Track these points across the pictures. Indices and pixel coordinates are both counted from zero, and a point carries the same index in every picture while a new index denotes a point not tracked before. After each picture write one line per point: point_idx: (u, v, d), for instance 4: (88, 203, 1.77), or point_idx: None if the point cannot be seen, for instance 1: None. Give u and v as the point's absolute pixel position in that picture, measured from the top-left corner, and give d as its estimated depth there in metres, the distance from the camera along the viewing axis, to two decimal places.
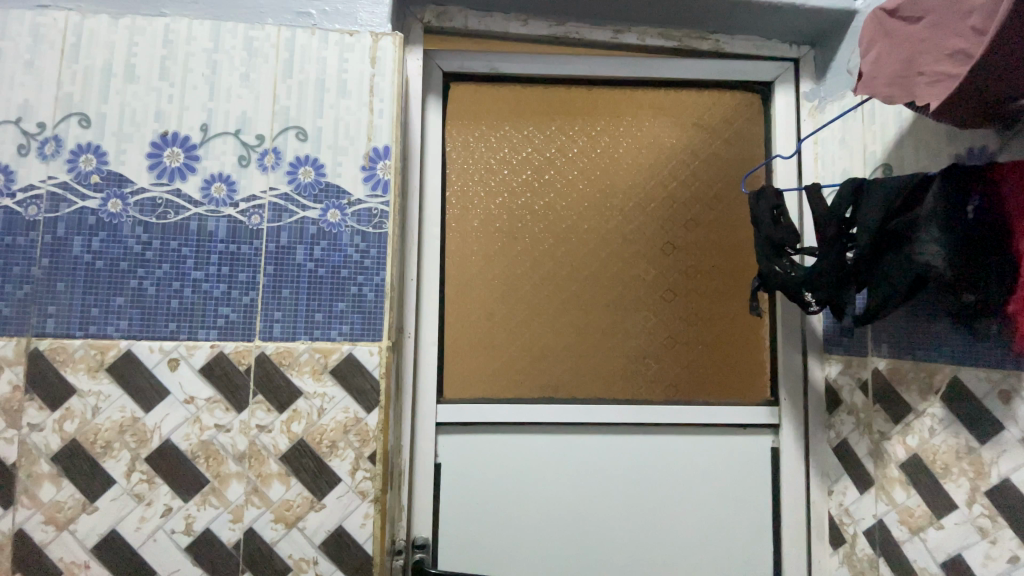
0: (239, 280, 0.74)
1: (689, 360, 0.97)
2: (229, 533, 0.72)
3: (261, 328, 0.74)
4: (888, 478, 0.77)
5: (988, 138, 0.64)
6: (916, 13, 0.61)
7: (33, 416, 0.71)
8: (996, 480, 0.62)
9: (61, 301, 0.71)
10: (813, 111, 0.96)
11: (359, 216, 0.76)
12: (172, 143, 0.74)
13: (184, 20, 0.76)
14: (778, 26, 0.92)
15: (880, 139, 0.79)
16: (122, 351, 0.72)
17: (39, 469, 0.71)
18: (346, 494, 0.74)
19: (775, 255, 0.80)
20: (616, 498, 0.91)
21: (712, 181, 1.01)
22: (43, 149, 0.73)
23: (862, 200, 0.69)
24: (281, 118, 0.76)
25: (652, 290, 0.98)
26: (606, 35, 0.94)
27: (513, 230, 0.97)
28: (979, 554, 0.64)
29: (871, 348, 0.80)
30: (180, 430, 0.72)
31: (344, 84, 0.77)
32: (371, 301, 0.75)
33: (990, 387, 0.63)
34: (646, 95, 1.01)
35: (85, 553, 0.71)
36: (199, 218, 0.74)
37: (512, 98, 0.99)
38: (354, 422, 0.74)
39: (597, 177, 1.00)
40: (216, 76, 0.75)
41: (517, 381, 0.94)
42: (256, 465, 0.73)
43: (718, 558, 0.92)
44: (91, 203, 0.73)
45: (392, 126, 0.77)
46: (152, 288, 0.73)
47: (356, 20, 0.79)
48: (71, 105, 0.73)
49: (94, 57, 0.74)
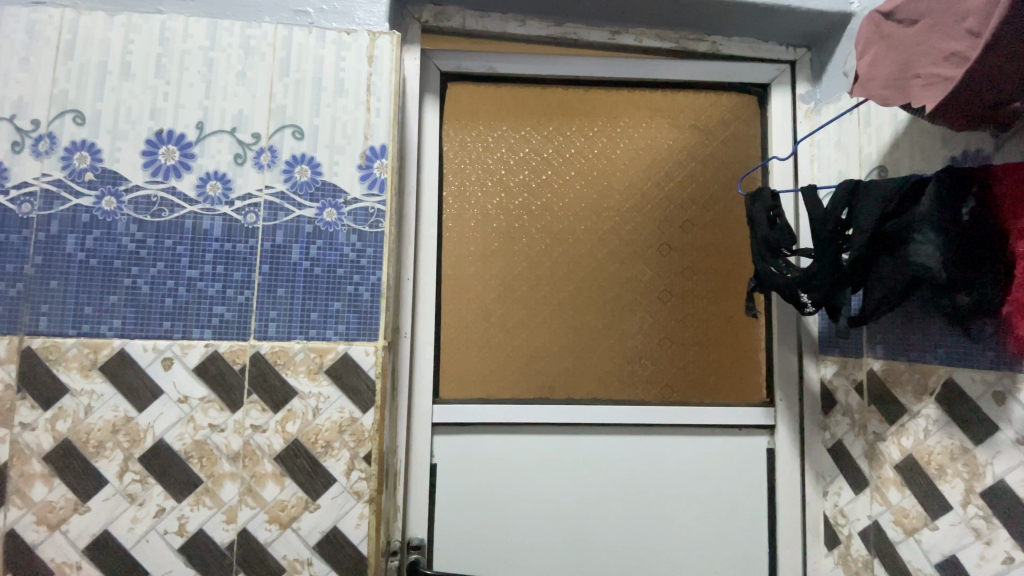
0: (234, 278, 0.73)
1: (684, 361, 0.97)
2: (224, 534, 0.72)
3: (256, 327, 0.73)
4: (883, 479, 0.77)
5: (983, 141, 0.64)
6: (911, 16, 0.61)
7: (24, 415, 0.70)
8: (991, 482, 0.62)
9: (53, 300, 0.71)
10: (809, 113, 0.96)
11: (355, 215, 0.76)
12: (168, 142, 0.74)
13: (180, 18, 0.75)
14: (774, 29, 0.93)
15: (876, 141, 0.79)
16: (115, 351, 0.71)
17: (31, 469, 0.70)
18: (342, 495, 0.74)
19: (770, 255, 0.79)
20: (612, 498, 0.91)
21: (709, 182, 1.01)
22: (37, 147, 0.72)
23: (858, 202, 0.69)
24: (277, 117, 0.76)
25: (648, 291, 0.98)
26: (604, 36, 0.94)
27: (509, 230, 0.97)
28: (975, 555, 0.64)
29: (866, 350, 0.81)
30: (173, 430, 0.72)
31: (341, 83, 0.77)
32: (367, 301, 0.75)
33: (984, 388, 0.63)
34: (644, 96, 1.01)
35: (77, 553, 0.70)
36: (193, 217, 0.73)
37: (509, 99, 0.99)
38: (349, 422, 0.74)
39: (594, 177, 1.00)
40: (213, 74, 0.75)
41: (513, 381, 0.94)
42: (250, 465, 0.72)
43: (714, 559, 0.92)
44: (85, 202, 0.72)
45: (389, 125, 0.77)
46: (145, 287, 0.72)
47: (354, 18, 0.79)
48: (65, 102, 0.73)
49: (89, 55, 0.74)
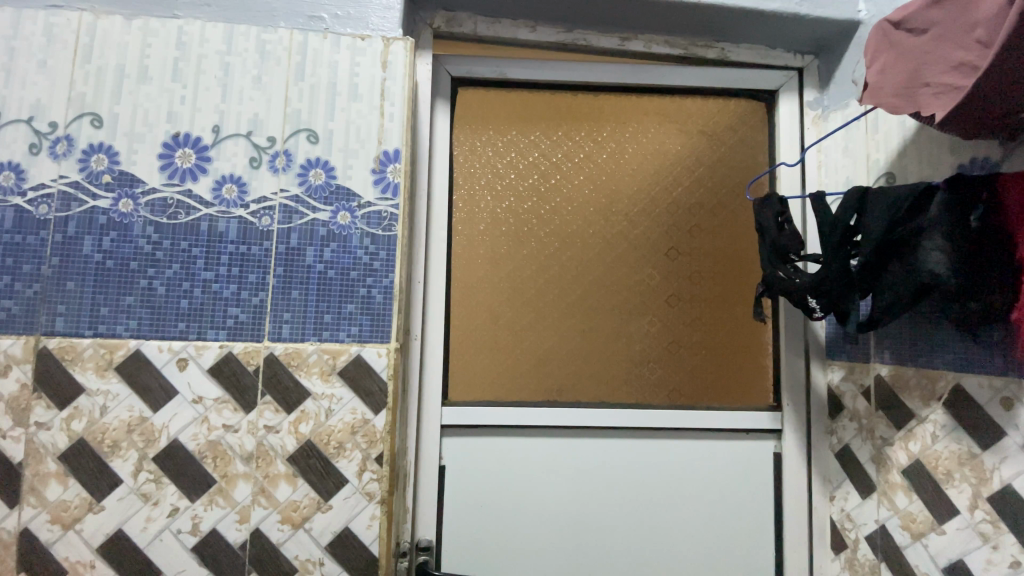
0: (248, 280, 0.74)
1: (691, 365, 0.98)
2: (236, 534, 0.72)
3: (271, 328, 0.74)
4: (891, 483, 0.77)
5: (990, 149, 0.65)
6: (921, 25, 0.62)
7: (40, 415, 0.71)
8: (998, 486, 0.63)
9: (70, 301, 0.71)
10: (817, 120, 0.97)
11: (368, 218, 0.77)
12: (184, 144, 0.75)
13: (197, 23, 0.76)
14: (782, 36, 0.93)
15: (883, 147, 0.80)
16: (131, 351, 0.72)
17: (46, 468, 0.71)
18: (353, 496, 0.74)
19: (779, 261, 0.80)
20: (620, 501, 0.91)
21: (716, 188, 1.02)
22: (55, 149, 0.73)
23: (866, 208, 0.70)
24: (292, 121, 0.77)
25: (655, 295, 0.99)
26: (613, 42, 0.95)
27: (519, 234, 0.98)
28: (982, 559, 0.65)
29: (873, 355, 0.81)
30: (187, 431, 0.72)
31: (355, 88, 0.78)
32: (379, 303, 0.76)
33: (992, 394, 0.63)
34: (652, 102, 1.02)
35: (91, 552, 0.71)
36: (209, 219, 0.74)
37: (519, 104, 1.00)
38: (361, 423, 0.75)
39: (603, 182, 1.01)
40: (228, 78, 0.76)
41: (520, 384, 0.94)
42: (264, 466, 0.73)
43: (721, 563, 0.92)
44: (102, 203, 0.73)
45: (403, 130, 0.78)
46: (161, 288, 0.73)
47: (368, 24, 0.80)
48: (83, 105, 0.74)
49: (107, 58, 0.75)
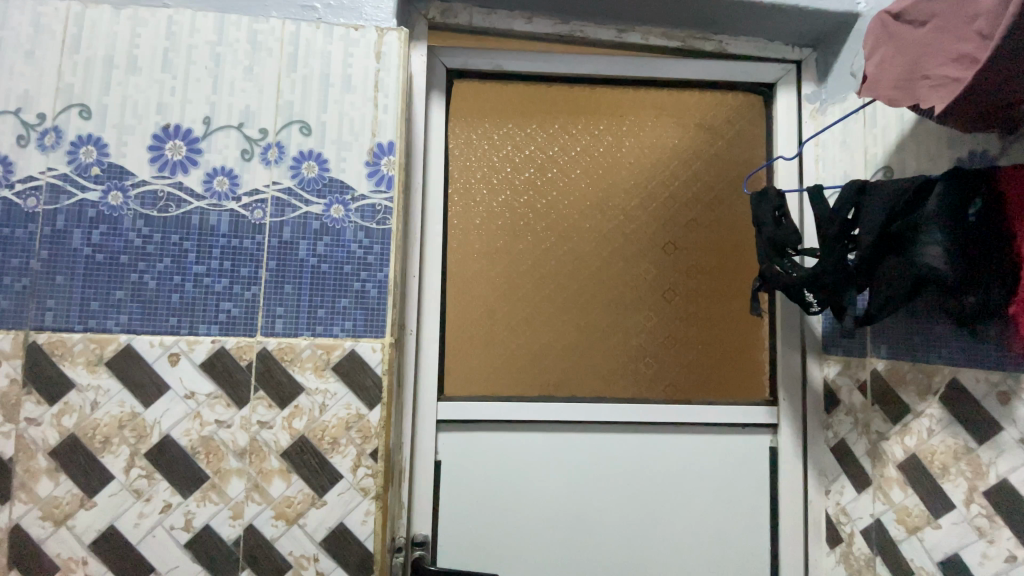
0: (240, 275, 0.73)
1: (688, 360, 0.97)
2: (230, 530, 0.72)
3: (263, 324, 0.73)
4: (887, 477, 0.77)
5: (990, 142, 0.64)
6: (922, 16, 0.61)
7: (30, 410, 0.70)
8: (994, 480, 0.63)
9: (60, 295, 0.70)
10: (815, 113, 0.96)
11: (362, 211, 0.76)
12: (174, 136, 0.74)
13: (187, 12, 0.75)
14: (781, 28, 0.92)
15: (881, 140, 0.79)
16: (121, 346, 0.71)
17: (36, 465, 0.70)
18: (348, 492, 0.74)
19: (776, 255, 0.79)
20: (616, 496, 0.91)
21: (713, 181, 1.01)
22: (43, 140, 0.72)
23: (864, 201, 0.69)
24: (285, 113, 0.75)
25: (652, 290, 0.99)
26: (610, 34, 0.94)
27: (515, 228, 0.97)
28: (977, 553, 0.65)
29: (870, 349, 0.81)
30: (180, 427, 0.72)
31: (348, 79, 0.77)
32: (374, 297, 0.75)
33: (989, 388, 0.63)
34: (649, 95, 1.01)
35: (83, 548, 0.70)
36: (200, 212, 0.73)
37: (515, 96, 0.99)
38: (356, 419, 0.74)
39: (600, 176, 1.00)
40: (219, 69, 0.75)
41: (517, 379, 0.94)
42: (257, 462, 0.72)
43: (716, 557, 0.92)
44: (91, 196, 0.72)
45: (397, 123, 0.77)
46: (152, 282, 0.72)
47: (361, 14, 0.79)
48: (71, 96, 0.73)
49: (95, 48, 0.73)
